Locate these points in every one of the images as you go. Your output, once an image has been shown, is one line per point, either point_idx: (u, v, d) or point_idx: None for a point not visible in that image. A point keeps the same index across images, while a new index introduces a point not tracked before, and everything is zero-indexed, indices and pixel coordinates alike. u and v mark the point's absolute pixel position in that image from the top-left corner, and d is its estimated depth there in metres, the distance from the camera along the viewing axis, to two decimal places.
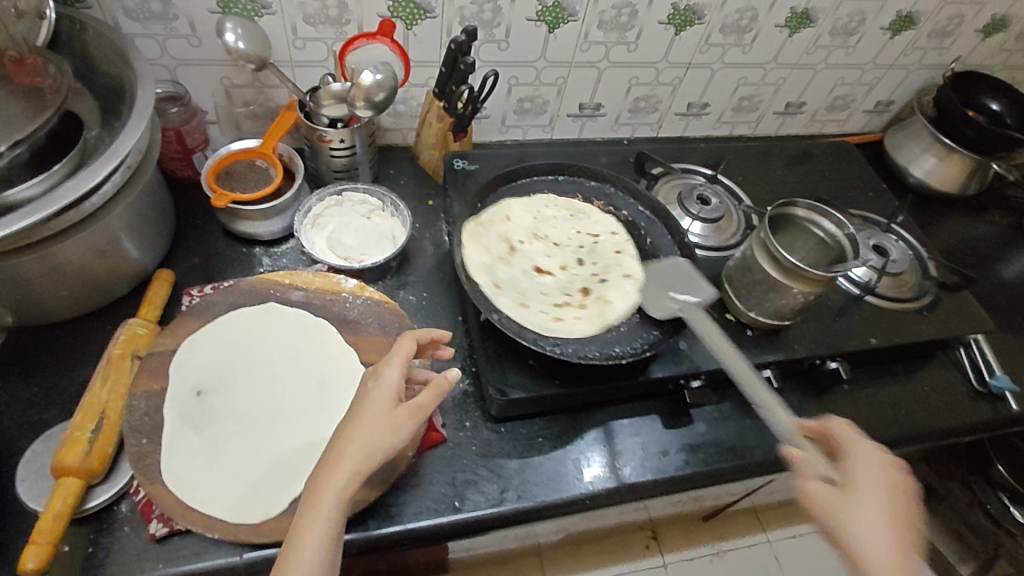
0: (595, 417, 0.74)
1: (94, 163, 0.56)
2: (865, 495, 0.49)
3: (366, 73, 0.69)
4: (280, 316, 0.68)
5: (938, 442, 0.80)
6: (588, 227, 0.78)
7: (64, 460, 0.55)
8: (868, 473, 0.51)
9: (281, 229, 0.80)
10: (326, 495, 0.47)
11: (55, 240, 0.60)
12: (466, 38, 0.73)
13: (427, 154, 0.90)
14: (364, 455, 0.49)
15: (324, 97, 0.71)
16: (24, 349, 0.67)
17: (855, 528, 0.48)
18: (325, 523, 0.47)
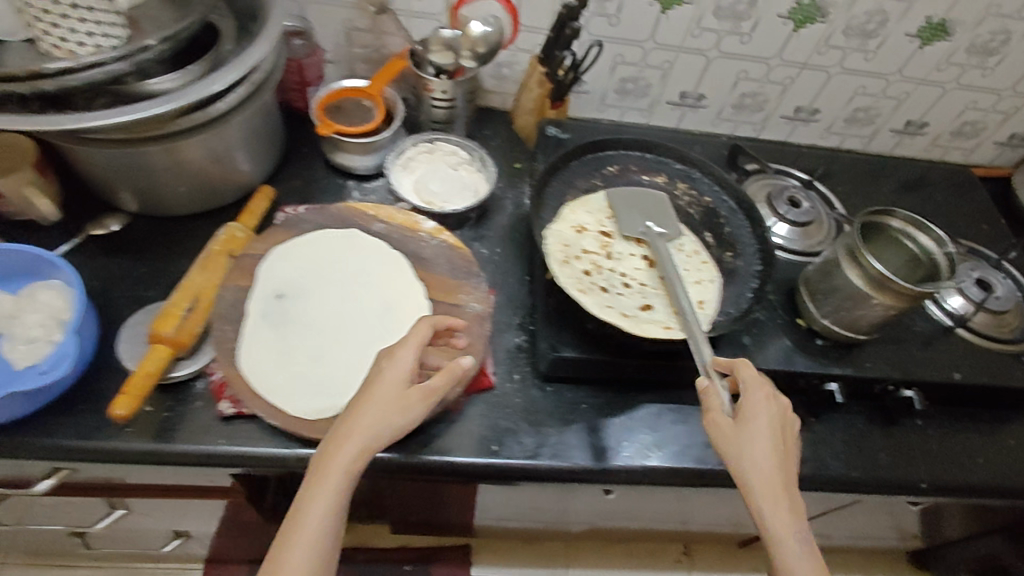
0: (644, 397, 0.73)
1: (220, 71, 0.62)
2: (756, 429, 0.54)
3: (477, 24, 0.75)
4: (358, 242, 0.72)
5: (1015, 501, 0.73)
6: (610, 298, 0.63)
7: (160, 329, 0.61)
8: (764, 409, 0.55)
9: (375, 165, 0.85)
10: (333, 474, 0.52)
11: (179, 138, 0.67)
12: (576, 4, 0.74)
13: (523, 119, 0.92)
14: (373, 434, 0.53)
15: (434, 42, 0.78)
16: (140, 234, 0.76)
17: (751, 453, 0.52)
18: (330, 500, 0.51)
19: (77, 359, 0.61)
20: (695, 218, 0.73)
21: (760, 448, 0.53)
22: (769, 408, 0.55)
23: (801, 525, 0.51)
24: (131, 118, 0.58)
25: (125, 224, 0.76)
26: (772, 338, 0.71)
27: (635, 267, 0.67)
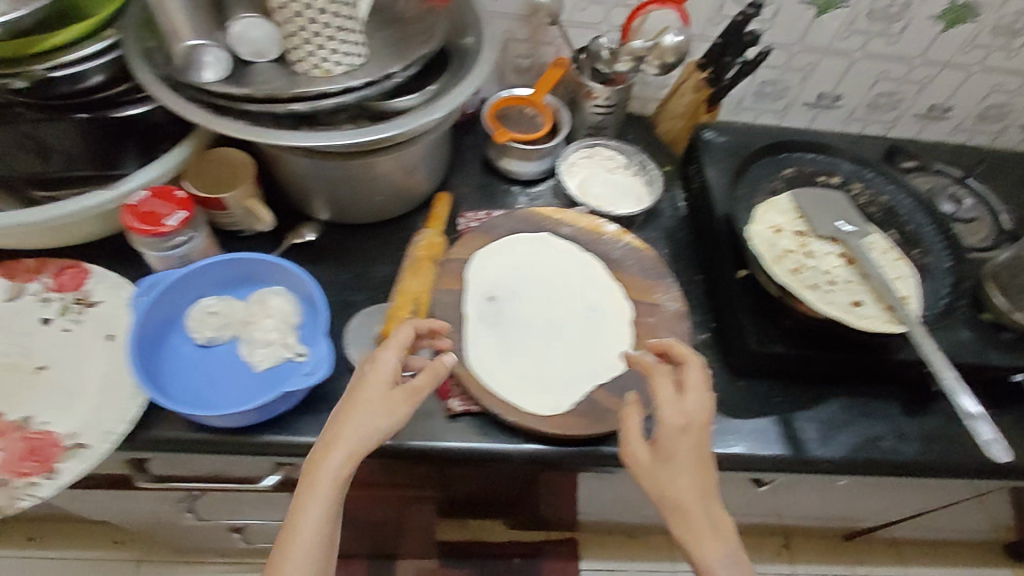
0: (829, 389, 0.76)
1: (451, 87, 0.63)
2: (673, 459, 0.53)
3: (669, 36, 0.78)
4: (551, 245, 0.76)
5: None
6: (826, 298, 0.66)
7: (392, 332, 0.65)
8: (684, 435, 0.54)
9: (540, 171, 0.88)
10: (323, 483, 0.51)
11: (386, 153, 0.71)
12: (755, 10, 0.77)
13: (668, 124, 0.95)
14: (362, 438, 0.53)
15: (625, 56, 0.79)
16: (335, 242, 0.80)
17: (671, 488, 0.52)
18: (326, 507, 0.51)
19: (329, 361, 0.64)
20: (874, 216, 0.76)
21: (681, 476, 0.53)
22: (688, 434, 0.54)
23: (727, 540, 0.52)
24: (399, 134, 0.60)
25: (319, 233, 0.80)
26: (959, 334, 0.72)
27: (834, 264, 0.70)
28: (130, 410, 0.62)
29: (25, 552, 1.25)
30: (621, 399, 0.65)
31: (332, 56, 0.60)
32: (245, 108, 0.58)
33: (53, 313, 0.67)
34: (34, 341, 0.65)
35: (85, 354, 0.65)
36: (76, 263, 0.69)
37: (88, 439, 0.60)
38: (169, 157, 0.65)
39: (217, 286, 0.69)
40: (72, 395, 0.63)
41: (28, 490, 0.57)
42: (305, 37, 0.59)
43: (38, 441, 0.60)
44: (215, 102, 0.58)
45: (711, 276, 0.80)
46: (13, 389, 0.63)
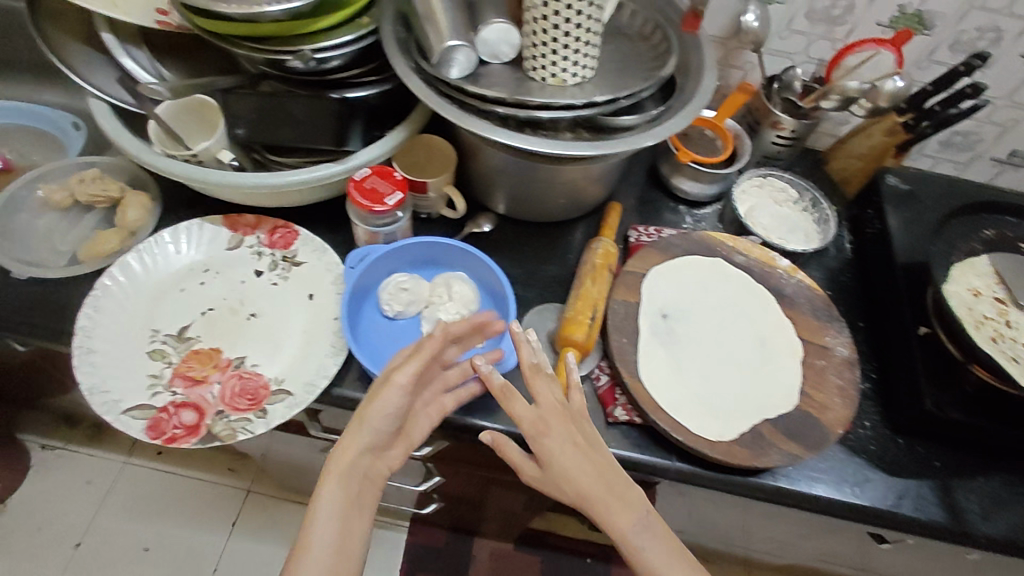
0: (998, 466, 0.72)
1: (679, 108, 0.64)
2: (553, 464, 0.57)
3: (890, 79, 0.76)
4: (725, 271, 0.76)
5: None
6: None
7: (572, 333, 0.68)
8: (545, 440, 0.58)
9: (709, 195, 0.88)
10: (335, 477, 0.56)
11: (580, 163, 0.73)
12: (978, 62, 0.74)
13: (842, 162, 0.92)
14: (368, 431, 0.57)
15: (838, 92, 0.78)
16: (509, 236, 0.83)
17: (570, 485, 0.56)
18: (331, 518, 0.54)
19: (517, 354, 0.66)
20: None
21: (568, 470, 0.56)
22: (549, 429, 0.58)
23: (636, 509, 0.55)
24: (627, 150, 0.61)
25: (493, 224, 0.83)
26: None
27: None
28: (329, 365, 0.66)
29: (155, 463, 1.38)
30: (788, 438, 0.65)
31: (571, 68, 0.64)
32: (494, 110, 0.61)
33: (265, 268, 0.73)
34: (247, 291, 0.72)
35: (290, 309, 0.71)
36: (287, 224, 0.75)
37: (293, 387, 0.65)
38: (386, 141, 0.70)
39: (408, 264, 0.74)
40: (279, 344, 0.69)
41: (243, 424, 0.62)
42: (551, 48, 0.62)
43: (251, 382, 0.65)
44: (462, 100, 0.63)
45: (880, 327, 0.78)
46: (230, 330, 0.69)
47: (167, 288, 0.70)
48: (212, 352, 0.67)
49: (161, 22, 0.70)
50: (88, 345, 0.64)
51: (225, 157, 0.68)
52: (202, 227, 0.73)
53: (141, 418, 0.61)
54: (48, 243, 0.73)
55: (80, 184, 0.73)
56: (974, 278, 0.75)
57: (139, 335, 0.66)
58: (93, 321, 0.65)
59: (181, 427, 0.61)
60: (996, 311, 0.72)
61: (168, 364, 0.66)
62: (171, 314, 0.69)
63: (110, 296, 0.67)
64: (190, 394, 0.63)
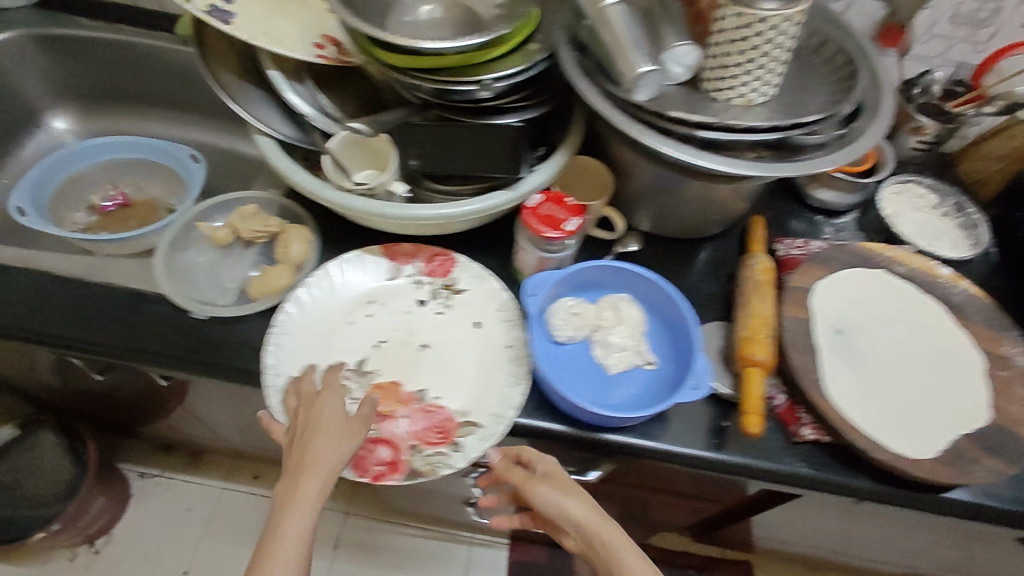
0: None
1: (872, 126, 0.62)
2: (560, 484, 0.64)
3: None
4: (888, 282, 0.75)
5: None
6: None
7: (755, 353, 0.67)
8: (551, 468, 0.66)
9: (850, 204, 0.87)
10: (298, 510, 0.54)
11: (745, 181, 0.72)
12: None
13: (977, 163, 0.90)
14: (330, 467, 0.56)
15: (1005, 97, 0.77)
16: (654, 254, 0.83)
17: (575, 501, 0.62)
18: (298, 547, 0.54)
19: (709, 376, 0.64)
20: None
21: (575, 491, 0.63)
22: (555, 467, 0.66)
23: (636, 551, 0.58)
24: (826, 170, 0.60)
25: (639, 244, 0.82)
26: None
27: None
28: (514, 395, 0.65)
29: (252, 488, 1.38)
30: (989, 454, 0.63)
31: (762, 87, 0.62)
32: (695, 134, 0.60)
33: (428, 296, 0.73)
34: (415, 321, 0.71)
35: (461, 338, 0.71)
36: (445, 251, 0.74)
37: (481, 419, 0.64)
38: (551, 165, 0.69)
39: (572, 288, 0.73)
40: (456, 374, 0.68)
41: (442, 460, 0.62)
42: (747, 69, 0.60)
43: (438, 414, 0.65)
44: (659, 125, 0.62)
45: None
46: (405, 362, 0.69)
47: (338, 322, 0.70)
48: (393, 385, 0.67)
49: (321, 56, 0.69)
50: (278, 384, 0.64)
51: (397, 189, 0.68)
52: (362, 257, 0.73)
53: (344, 459, 0.62)
54: (216, 283, 0.74)
55: (242, 221, 0.74)
56: None
57: (322, 371, 0.66)
58: (278, 359, 0.65)
59: (384, 465, 0.62)
60: None
61: (354, 400, 0.65)
62: (346, 348, 0.69)
63: (289, 331, 0.67)
64: (383, 431, 0.64)
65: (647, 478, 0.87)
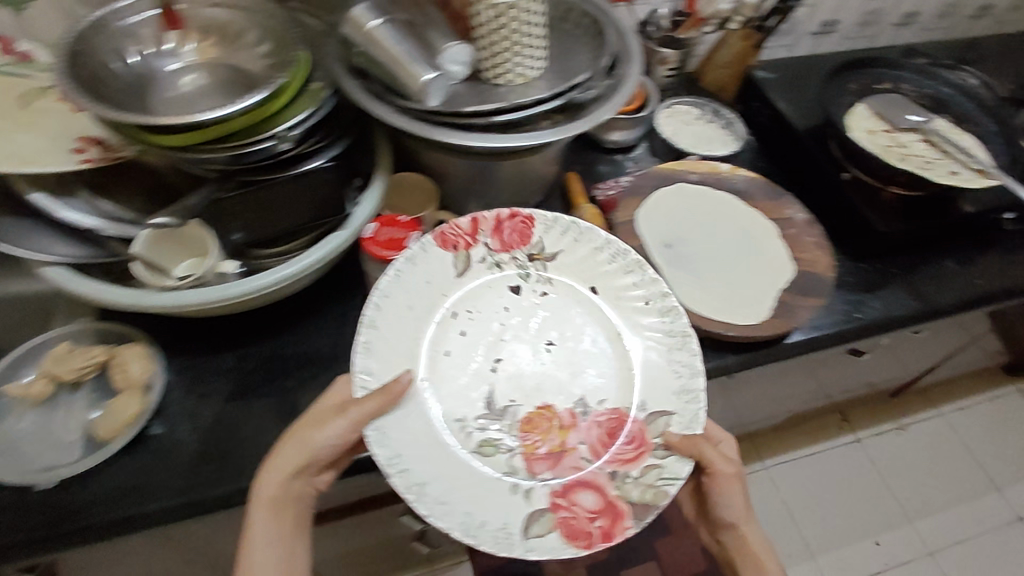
0: (926, 253, 0.91)
1: (628, 70, 0.71)
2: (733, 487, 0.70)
3: None
4: (689, 191, 0.87)
5: None
6: (937, 176, 0.80)
7: None
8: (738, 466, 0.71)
9: (635, 137, 0.99)
10: (258, 502, 0.59)
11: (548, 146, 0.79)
12: None
13: (715, 73, 1.07)
14: (313, 457, 0.59)
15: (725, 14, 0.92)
16: None
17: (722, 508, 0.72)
18: (268, 554, 0.59)
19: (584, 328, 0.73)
20: (931, 105, 0.92)
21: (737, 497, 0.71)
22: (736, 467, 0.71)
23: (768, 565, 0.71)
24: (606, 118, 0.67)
25: None
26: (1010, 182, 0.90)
27: (924, 148, 0.85)
28: (693, 361, 0.66)
29: None
30: (804, 295, 0.77)
31: (534, 63, 0.68)
32: (495, 123, 0.65)
33: (522, 280, 0.72)
34: (519, 317, 0.71)
35: (590, 314, 0.71)
36: (515, 215, 0.73)
37: (670, 407, 0.65)
38: (370, 196, 0.70)
39: None
40: (612, 366, 0.69)
41: (660, 476, 0.61)
42: (517, 51, 0.66)
43: (613, 424, 0.66)
44: (460, 124, 0.66)
45: (809, 188, 0.94)
46: (535, 371, 0.69)
47: (434, 361, 0.67)
48: (543, 412, 0.67)
49: (84, 160, 0.63)
50: (416, 483, 0.58)
51: (227, 268, 0.65)
52: (427, 259, 0.68)
53: (555, 533, 0.58)
54: (51, 442, 0.63)
55: (57, 364, 0.65)
56: (856, 121, 0.88)
57: (443, 434, 0.63)
58: (389, 453, 0.59)
59: (599, 516, 0.59)
60: (885, 136, 0.86)
61: (512, 450, 0.64)
62: (456, 394, 0.66)
63: (388, 415, 0.61)
64: (569, 474, 0.63)
65: None
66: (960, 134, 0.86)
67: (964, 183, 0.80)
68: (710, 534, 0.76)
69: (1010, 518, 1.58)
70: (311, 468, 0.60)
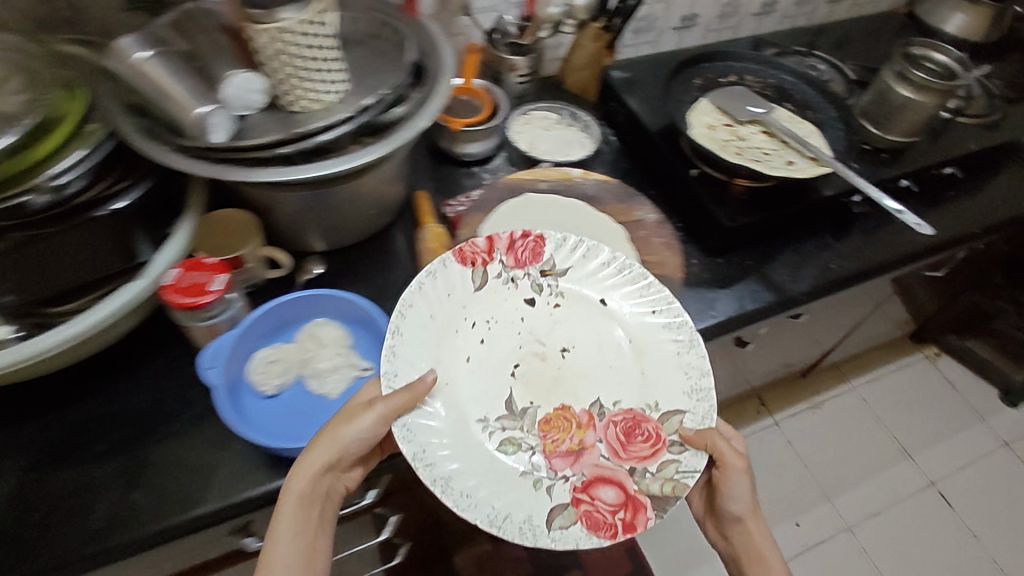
0: (782, 242, 0.92)
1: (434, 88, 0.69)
2: (743, 481, 0.71)
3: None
4: (536, 201, 0.85)
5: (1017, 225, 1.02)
6: (769, 166, 0.80)
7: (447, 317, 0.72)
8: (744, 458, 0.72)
9: (491, 148, 0.97)
10: (288, 499, 0.61)
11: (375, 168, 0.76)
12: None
13: (576, 75, 1.06)
14: (334, 455, 0.61)
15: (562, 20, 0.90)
16: (342, 265, 0.84)
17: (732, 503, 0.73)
18: (292, 556, 0.61)
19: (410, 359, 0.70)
20: (772, 95, 0.94)
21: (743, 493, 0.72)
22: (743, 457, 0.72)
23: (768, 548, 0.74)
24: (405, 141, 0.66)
25: (326, 263, 0.83)
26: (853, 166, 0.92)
27: (762, 140, 0.86)
28: (698, 361, 0.72)
29: None
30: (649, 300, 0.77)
31: (331, 87, 0.65)
32: (284, 154, 0.62)
33: (535, 293, 0.79)
34: (535, 327, 0.78)
35: (597, 324, 0.77)
36: (528, 234, 0.78)
37: (682, 405, 0.70)
38: (177, 241, 0.67)
39: (265, 337, 0.72)
40: (620, 370, 0.74)
41: (676, 470, 0.65)
42: (305, 76, 0.62)
43: (629, 424, 0.70)
44: (248, 157, 0.62)
45: (664, 187, 0.94)
46: (552, 375, 0.75)
47: (457, 368, 0.73)
48: (563, 412, 0.72)
49: None
50: (441, 477, 0.63)
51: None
52: (446, 274, 0.74)
53: (577, 525, 0.63)
54: None
55: None
56: (696, 119, 0.89)
57: (474, 434, 0.69)
58: (416, 448, 0.64)
59: (620, 509, 0.63)
60: (723, 132, 0.87)
61: (533, 449, 0.70)
62: (481, 396, 0.72)
63: (418, 413, 0.66)
64: (588, 470, 0.67)
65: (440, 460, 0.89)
66: (797, 124, 0.87)
67: (794, 171, 0.80)
68: (717, 530, 0.78)
69: (921, 483, 1.63)
70: (334, 466, 0.63)
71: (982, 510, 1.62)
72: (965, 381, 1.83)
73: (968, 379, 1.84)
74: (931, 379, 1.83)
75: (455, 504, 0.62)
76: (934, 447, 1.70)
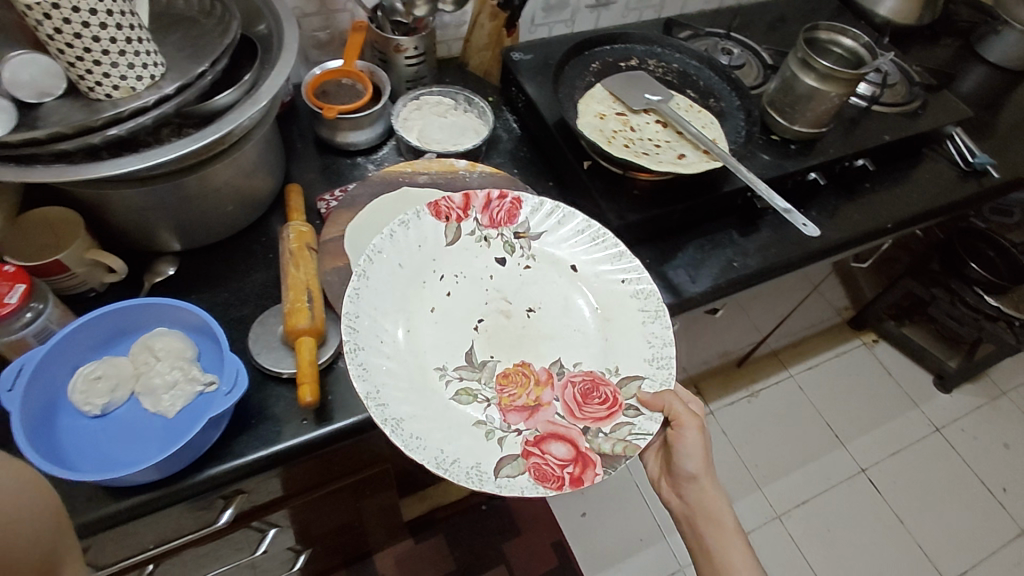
0: (685, 238, 0.87)
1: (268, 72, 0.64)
2: (699, 441, 0.70)
3: None
4: (414, 197, 0.80)
5: (933, 218, 0.99)
6: (658, 159, 0.76)
7: (296, 324, 0.66)
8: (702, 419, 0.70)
9: (376, 137, 0.89)
10: None
11: (216, 162, 0.68)
12: None
13: (478, 56, 0.99)
14: None
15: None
16: (198, 266, 0.76)
17: (689, 464, 0.71)
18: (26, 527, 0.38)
19: (249, 374, 0.63)
20: (674, 80, 0.89)
21: (698, 455, 0.71)
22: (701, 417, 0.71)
23: (722, 515, 0.72)
24: (229, 131, 0.59)
25: (179, 264, 0.75)
26: (758, 158, 0.87)
27: (655, 131, 0.82)
28: (665, 334, 0.69)
29: None
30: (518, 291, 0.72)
31: (131, 72, 0.57)
32: (60, 148, 0.54)
33: (508, 253, 0.75)
34: (502, 284, 0.74)
35: (565, 288, 0.74)
36: (504, 195, 0.75)
37: (640, 371, 0.68)
38: None
39: (92, 351, 0.65)
40: (584, 335, 0.71)
41: (630, 432, 0.62)
42: (91, 59, 0.55)
43: (587, 385, 0.67)
44: (19, 153, 0.54)
45: (561, 180, 0.88)
46: (515, 334, 0.71)
47: (419, 315, 0.69)
48: (521, 368, 0.69)
49: None
50: (392, 417, 0.60)
51: None
52: (418, 226, 0.71)
53: (525, 475, 0.59)
54: None
55: None
56: (588, 107, 0.84)
57: (432, 383, 0.65)
58: (371, 389, 0.60)
59: (569, 464, 0.60)
60: (616, 122, 0.82)
61: (488, 402, 0.66)
62: (441, 346, 0.69)
63: (372, 353, 0.63)
64: (541, 426, 0.64)
65: (320, 477, 0.82)
66: (695, 114, 0.83)
67: (687, 164, 0.76)
68: (672, 491, 0.76)
69: (853, 470, 1.60)
70: None
71: (913, 497, 1.58)
72: (901, 367, 1.79)
73: (907, 366, 1.79)
74: (868, 365, 1.78)
75: (402, 444, 0.58)
76: (868, 434, 1.66)
